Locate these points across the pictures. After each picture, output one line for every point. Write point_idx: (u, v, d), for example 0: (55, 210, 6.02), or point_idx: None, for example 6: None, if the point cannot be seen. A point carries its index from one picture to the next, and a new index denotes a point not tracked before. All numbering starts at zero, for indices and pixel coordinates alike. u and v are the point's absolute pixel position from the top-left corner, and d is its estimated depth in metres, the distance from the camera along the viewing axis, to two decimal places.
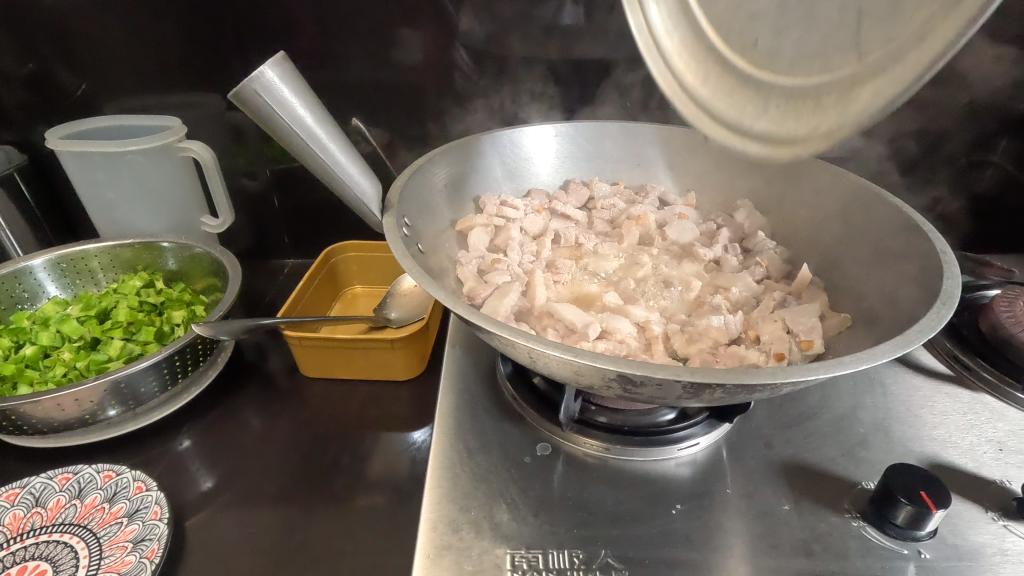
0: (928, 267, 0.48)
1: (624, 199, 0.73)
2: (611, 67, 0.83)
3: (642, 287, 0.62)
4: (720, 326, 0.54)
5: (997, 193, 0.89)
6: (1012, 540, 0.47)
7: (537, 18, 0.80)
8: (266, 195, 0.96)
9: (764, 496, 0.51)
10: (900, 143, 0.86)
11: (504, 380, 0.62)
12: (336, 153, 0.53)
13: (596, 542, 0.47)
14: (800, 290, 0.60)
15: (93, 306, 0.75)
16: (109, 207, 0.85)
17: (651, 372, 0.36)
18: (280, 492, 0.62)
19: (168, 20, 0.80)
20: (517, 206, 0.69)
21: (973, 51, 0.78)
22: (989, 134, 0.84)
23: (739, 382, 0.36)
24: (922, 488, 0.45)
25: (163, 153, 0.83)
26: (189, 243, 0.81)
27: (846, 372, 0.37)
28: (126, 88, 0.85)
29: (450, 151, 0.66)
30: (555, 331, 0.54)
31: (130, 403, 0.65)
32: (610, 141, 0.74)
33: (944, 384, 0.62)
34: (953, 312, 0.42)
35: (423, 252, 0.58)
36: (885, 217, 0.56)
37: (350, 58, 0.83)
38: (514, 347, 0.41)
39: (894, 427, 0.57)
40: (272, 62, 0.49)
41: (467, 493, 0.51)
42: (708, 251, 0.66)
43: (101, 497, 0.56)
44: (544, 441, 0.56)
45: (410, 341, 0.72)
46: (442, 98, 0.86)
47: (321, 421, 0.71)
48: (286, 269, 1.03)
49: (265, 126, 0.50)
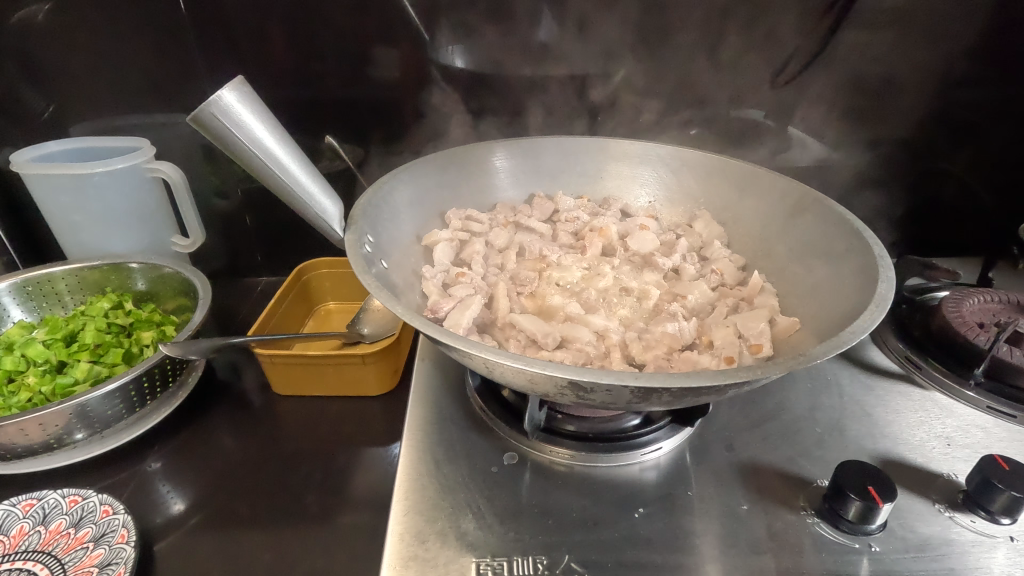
0: (869, 273, 0.51)
1: (588, 212, 0.74)
2: (582, 83, 0.85)
3: (604, 298, 0.64)
4: (675, 332, 0.57)
5: (950, 199, 0.94)
6: (958, 530, 0.49)
7: (508, 39, 0.82)
8: (239, 214, 0.97)
9: (722, 498, 0.52)
10: (855, 152, 0.91)
11: (473, 393, 0.63)
12: (298, 173, 0.55)
13: (560, 548, 0.48)
14: (752, 296, 0.62)
15: (59, 329, 0.75)
16: (76, 230, 0.85)
17: (598, 379, 0.37)
18: (251, 512, 0.62)
19: (143, 41, 0.81)
20: (482, 221, 0.71)
21: (924, 65, 0.83)
22: (940, 143, 0.89)
23: (681, 386, 0.38)
24: (869, 483, 0.47)
25: (131, 174, 0.83)
26: (158, 263, 0.81)
27: (783, 373, 0.39)
28: (99, 108, 0.85)
29: (416, 168, 0.67)
30: (517, 342, 0.56)
31: (96, 426, 0.65)
32: (573, 155, 0.76)
33: (897, 383, 0.65)
34: (885, 314, 0.44)
35: (387, 268, 0.58)
36: (832, 224, 0.59)
37: (327, 77, 0.85)
38: (470, 358, 0.42)
39: (848, 426, 0.59)
40: (230, 86, 0.50)
41: (434, 504, 0.51)
42: (667, 259, 0.68)
43: (67, 523, 0.56)
44: (510, 450, 0.57)
45: (382, 356, 0.73)
46: (417, 114, 0.88)
47: (292, 439, 0.71)
48: (259, 287, 1.03)
49: (225, 148, 0.50)
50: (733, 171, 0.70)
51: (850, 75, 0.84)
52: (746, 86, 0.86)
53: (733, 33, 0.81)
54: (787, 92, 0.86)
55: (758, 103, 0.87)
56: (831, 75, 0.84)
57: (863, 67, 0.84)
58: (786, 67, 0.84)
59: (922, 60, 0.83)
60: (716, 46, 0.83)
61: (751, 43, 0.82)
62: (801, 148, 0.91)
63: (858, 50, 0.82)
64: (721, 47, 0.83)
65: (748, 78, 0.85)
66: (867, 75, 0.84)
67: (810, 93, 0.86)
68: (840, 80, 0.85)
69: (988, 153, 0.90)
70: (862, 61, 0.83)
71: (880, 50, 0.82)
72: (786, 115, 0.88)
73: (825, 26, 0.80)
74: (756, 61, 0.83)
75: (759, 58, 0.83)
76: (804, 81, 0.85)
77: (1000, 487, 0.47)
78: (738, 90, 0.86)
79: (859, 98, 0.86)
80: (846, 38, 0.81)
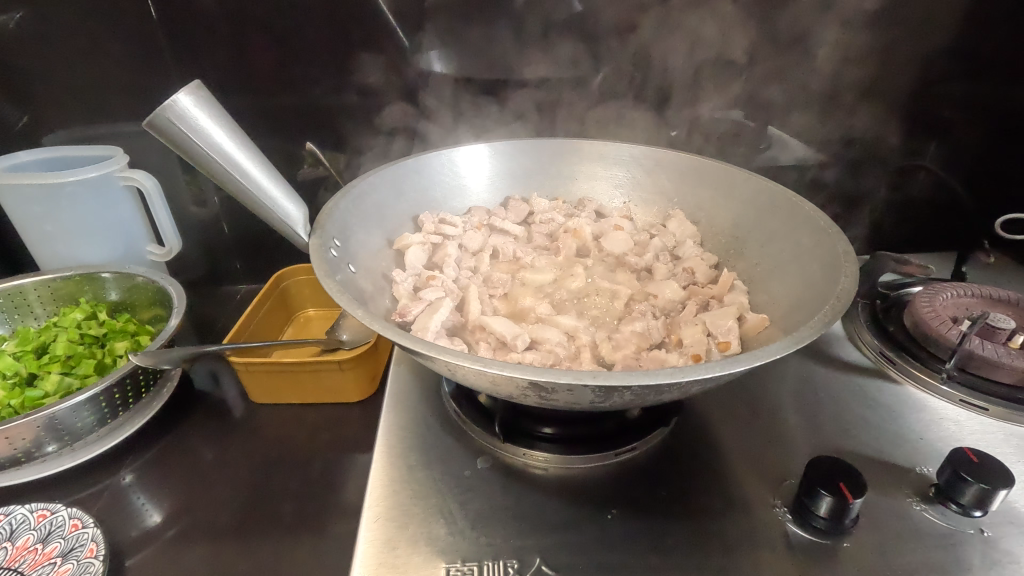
0: (834, 268, 0.51)
1: (564, 213, 0.74)
2: (560, 85, 0.86)
3: (577, 299, 0.65)
4: (643, 332, 0.57)
5: (927, 196, 0.95)
6: (928, 523, 0.49)
7: (485, 43, 0.82)
8: (217, 222, 0.96)
9: (696, 497, 0.52)
10: (833, 149, 0.91)
11: (447, 397, 0.62)
12: (258, 176, 0.55)
13: (532, 551, 0.48)
14: (722, 294, 0.62)
15: (30, 341, 0.74)
16: (48, 240, 0.83)
17: (557, 379, 0.37)
18: (226, 522, 0.61)
19: (116, 48, 0.80)
20: (455, 223, 0.70)
21: (898, 64, 0.84)
22: (916, 141, 0.91)
23: (640, 383, 0.37)
24: (840, 479, 0.47)
25: (104, 183, 0.82)
26: (132, 273, 0.80)
27: (742, 369, 0.39)
28: (72, 117, 0.84)
29: (385, 174, 0.66)
30: (487, 345, 0.57)
31: (67, 439, 0.64)
32: (548, 156, 0.76)
33: (872, 378, 0.65)
34: (847, 308, 0.44)
35: (355, 273, 0.57)
36: (800, 221, 0.59)
37: (304, 83, 0.84)
38: (432, 361, 0.42)
39: (822, 422, 0.59)
40: (186, 91, 0.51)
41: (406, 510, 0.51)
42: (639, 259, 0.69)
43: (34, 538, 0.54)
44: (484, 454, 0.56)
45: (359, 362, 0.73)
46: (396, 118, 0.87)
47: (270, 448, 0.70)
48: (238, 295, 1.02)
49: (183, 152, 0.51)
50: (703, 170, 0.71)
51: (826, 74, 0.85)
52: (726, 85, 0.86)
53: (709, 33, 0.82)
54: (764, 91, 0.86)
55: (735, 103, 0.87)
56: (808, 74, 0.85)
57: (840, 65, 0.84)
58: (763, 66, 0.84)
59: (897, 59, 0.84)
60: (693, 45, 0.83)
61: (729, 42, 0.83)
62: (780, 147, 0.91)
63: (834, 47, 0.83)
64: (700, 47, 0.83)
65: (726, 78, 0.85)
66: (843, 72, 0.85)
67: (787, 91, 0.86)
68: (815, 78, 0.85)
69: (963, 149, 0.91)
70: (836, 60, 0.84)
71: (855, 48, 0.83)
72: (763, 115, 0.88)
73: (801, 24, 0.81)
74: (733, 60, 0.84)
75: (737, 57, 0.84)
76: (782, 80, 0.85)
77: (969, 479, 0.47)
78: (717, 90, 0.86)
79: (834, 97, 0.87)
80: (822, 36, 0.82)
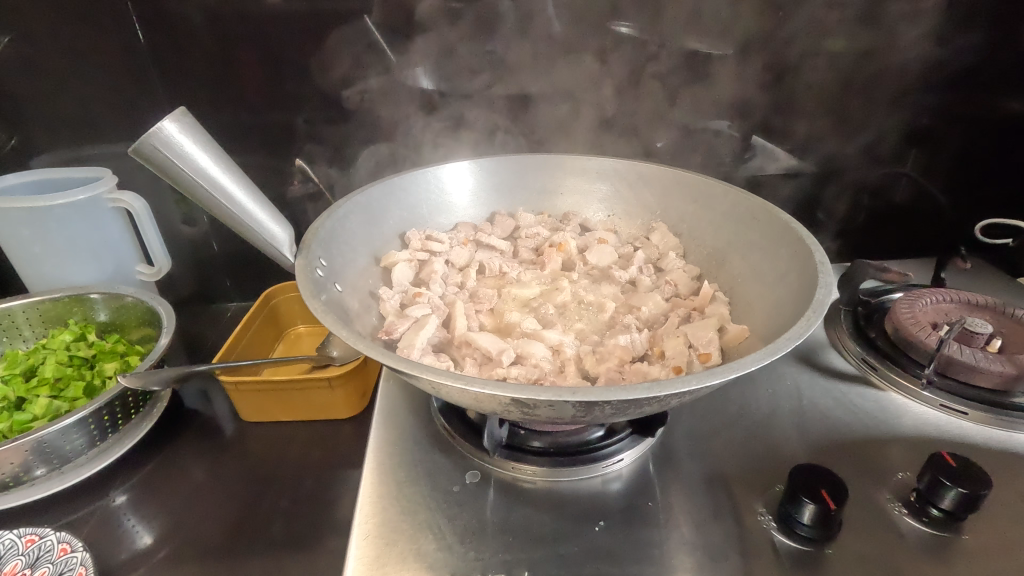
0: (809, 277, 0.53)
1: (548, 227, 0.76)
2: (546, 100, 0.87)
3: (561, 312, 0.66)
4: (627, 344, 0.58)
5: (909, 202, 0.97)
6: (909, 526, 0.50)
7: (471, 59, 0.84)
8: (206, 241, 0.96)
9: (683, 505, 0.53)
10: (816, 158, 0.93)
11: (436, 413, 0.63)
12: (243, 199, 0.56)
13: (520, 564, 0.48)
14: (703, 305, 0.64)
15: (18, 365, 0.74)
16: (35, 262, 0.83)
17: (537, 395, 0.38)
18: (217, 542, 0.61)
19: (103, 71, 0.81)
20: (442, 240, 0.71)
21: (874, 74, 0.86)
22: (895, 149, 0.93)
23: (618, 398, 0.38)
24: (822, 486, 0.48)
25: (91, 204, 0.82)
26: (121, 293, 0.80)
27: (718, 381, 0.40)
28: (59, 140, 0.85)
29: (371, 192, 0.67)
30: (473, 360, 0.58)
31: (56, 462, 0.63)
32: (533, 171, 0.77)
33: (855, 385, 0.66)
34: (821, 319, 0.45)
35: (342, 292, 0.58)
36: (777, 232, 0.60)
37: (292, 103, 0.85)
38: (417, 380, 0.43)
39: (807, 428, 0.60)
40: (171, 118, 0.52)
41: (395, 526, 0.51)
42: (624, 272, 0.71)
43: (22, 563, 0.54)
44: (473, 469, 0.57)
45: (349, 379, 0.73)
46: (385, 135, 0.88)
47: (261, 466, 0.70)
48: (228, 313, 1.02)
49: (169, 177, 0.52)
50: (683, 181, 0.72)
51: (804, 85, 0.87)
52: (709, 96, 0.88)
53: (688, 48, 0.84)
54: (744, 104, 0.88)
55: (716, 115, 0.89)
56: (787, 85, 0.87)
57: (819, 76, 0.86)
58: (745, 76, 0.86)
59: (873, 69, 0.86)
60: (674, 59, 0.85)
61: (711, 55, 0.84)
62: (762, 157, 0.93)
63: (812, 59, 0.85)
64: (681, 62, 0.85)
65: (707, 91, 0.87)
66: (821, 83, 0.87)
67: (768, 102, 0.88)
68: (795, 89, 0.87)
69: (942, 156, 0.93)
70: (814, 72, 0.86)
71: (833, 58, 0.85)
72: (745, 127, 0.90)
73: (779, 37, 0.83)
74: (713, 74, 0.86)
75: (717, 70, 0.86)
76: (761, 91, 0.87)
77: (948, 483, 0.48)
78: (700, 102, 0.88)
79: (814, 107, 0.89)
80: (800, 49, 0.84)
